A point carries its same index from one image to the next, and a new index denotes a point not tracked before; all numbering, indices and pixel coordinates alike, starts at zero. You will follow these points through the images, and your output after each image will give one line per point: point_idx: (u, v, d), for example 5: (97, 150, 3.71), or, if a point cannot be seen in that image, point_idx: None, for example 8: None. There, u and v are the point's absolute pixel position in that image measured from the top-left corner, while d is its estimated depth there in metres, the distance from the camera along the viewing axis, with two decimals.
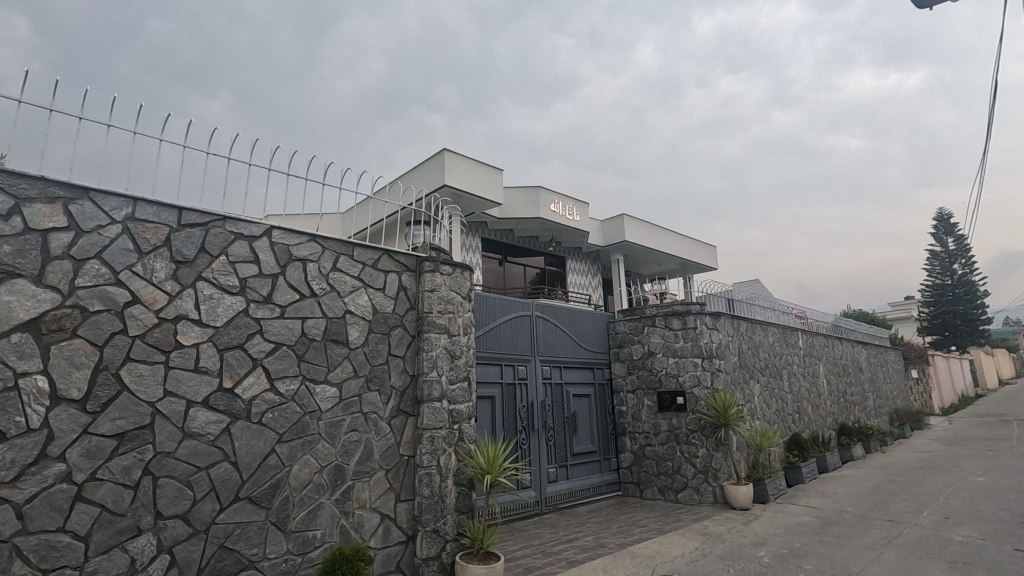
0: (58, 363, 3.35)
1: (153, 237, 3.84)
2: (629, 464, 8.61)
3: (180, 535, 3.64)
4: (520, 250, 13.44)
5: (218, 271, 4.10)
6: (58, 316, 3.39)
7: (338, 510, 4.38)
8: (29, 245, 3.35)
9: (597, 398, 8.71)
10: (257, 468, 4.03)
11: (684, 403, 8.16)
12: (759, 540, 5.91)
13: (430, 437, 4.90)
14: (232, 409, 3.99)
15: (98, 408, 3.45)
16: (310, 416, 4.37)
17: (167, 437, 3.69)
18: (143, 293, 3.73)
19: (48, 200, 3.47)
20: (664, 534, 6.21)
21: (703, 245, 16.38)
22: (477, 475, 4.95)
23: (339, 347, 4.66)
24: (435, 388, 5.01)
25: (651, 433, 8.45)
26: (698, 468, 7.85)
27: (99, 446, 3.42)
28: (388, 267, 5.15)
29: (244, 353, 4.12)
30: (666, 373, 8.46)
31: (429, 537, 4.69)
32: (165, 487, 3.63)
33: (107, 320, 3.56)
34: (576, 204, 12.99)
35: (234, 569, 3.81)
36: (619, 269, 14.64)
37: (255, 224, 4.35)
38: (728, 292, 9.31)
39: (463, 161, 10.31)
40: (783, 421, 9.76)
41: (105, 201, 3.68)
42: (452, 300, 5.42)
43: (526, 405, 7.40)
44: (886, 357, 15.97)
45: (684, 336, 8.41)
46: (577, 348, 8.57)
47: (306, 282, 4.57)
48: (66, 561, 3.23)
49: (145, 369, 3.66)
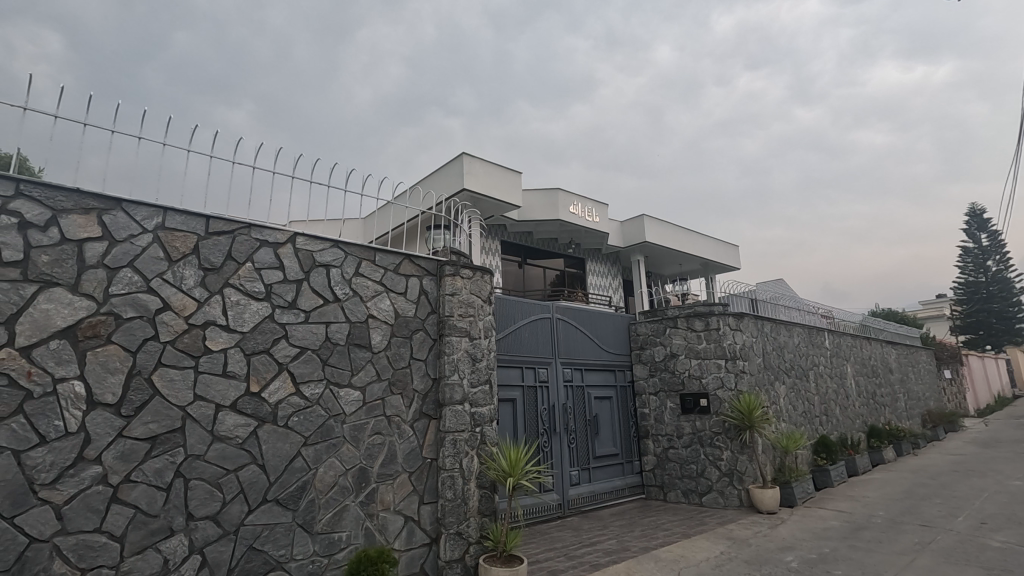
0: (94, 369, 3.46)
1: (182, 245, 3.95)
2: (652, 467, 8.54)
3: (210, 536, 3.72)
4: (540, 252, 13.44)
5: (244, 277, 4.19)
6: (93, 323, 3.50)
7: (362, 512, 4.43)
8: (66, 254, 3.48)
9: (619, 400, 8.66)
10: (284, 470, 4.11)
11: (707, 405, 8.06)
12: (786, 544, 5.80)
13: (452, 440, 4.93)
14: (259, 412, 4.07)
15: (132, 412, 3.55)
16: (334, 419, 4.43)
17: (197, 440, 3.78)
18: (174, 300, 3.84)
19: (83, 211, 3.59)
20: (688, 538, 6.15)
21: (725, 245, 16.16)
22: (500, 477, 4.95)
23: (362, 351, 4.72)
24: (456, 391, 5.05)
25: (674, 436, 8.36)
26: (722, 471, 7.75)
27: (133, 449, 3.52)
28: (409, 271, 5.20)
29: (270, 357, 4.21)
30: (689, 375, 8.37)
31: (452, 539, 4.72)
32: (196, 489, 3.72)
33: (139, 326, 3.67)
34: (596, 205, 12.94)
35: (263, 569, 3.89)
36: (640, 270, 14.54)
37: (279, 231, 4.44)
38: (751, 292, 9.20)
39: (481, 164, 10.36)
40: (810, 423, 9.58)
41: (136, 211, 3.79)
42: (473, 303, 5.45)
43: (547, 408, 7.39)
44: (918, 357, 15.57)
45: (707, 337, 8.32)
46: (598, 350, 8.53)
47: (330, 287, 4.64)
48: (102, 560, 3.33)
49: (175, 374, 3.76)
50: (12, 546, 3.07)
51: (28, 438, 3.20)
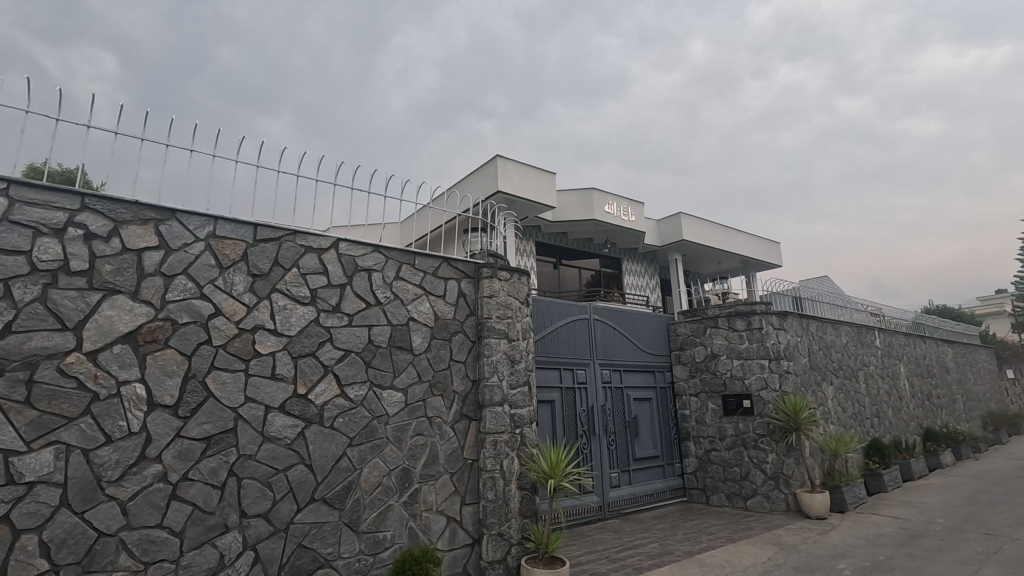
0: (153, 372, 3.64)
1: (232, 252, 4.10)
2: (694, 469, 8.37)
3: (262, 533, 3.86)
4: (575, 252, 13.38)
5: (290, 283, 4.33)
6: (152, 328, 3.68)
7: (407, 512, 4.51)
8: (127, 263, 3.67)
9: (658, 401, 8.54)
10: (330, 470, 4.22)
11: (750, 406, 7.87)
12: (838, 551, 5.59)
13: (493, 442, 4.96)
14: (306, 413, 4.19)
15: (188, 413, 3.71)
16: (378, 420, 4.53)
17: (249, 440, 3.92)
18: (225, 305, 3.99)
19: (141, 221, 3.77)
20: (734, 543, 6.00)
21: (766, 242, 15.73)
22: (541, 479, 4.95)
23: (404, 354, 4.80)
24: (496, 393, 5.08)
25: (716, 438, 8.18)
26: (768, 475, 7.53)
27: (189, 449, 3.68)
28: (448, 274, 5.26)
29: (316, 360, 4.33)
30: (731, 376, 8.19)
31: (494, 540, 4.75)
32: (249, 488, 3.86)
33: (194, 331, 3.83)
34: (631, 204, 12.80)
35: (311, 567, 3.99)
36: (678, 269, 14.31)
37: (323, 237, 4.56)
38: (795, 289, 9.05)
39: (515, 166, 10.40)
40: (861, 426, 9.21)
41: (189, 221, 3.96)
42: (511, 305, 5.47)
43: (586, 410, 7.35)
44: (977, 356, 14.78)
45: (749, 337, 8.11)
46: (636, 351, 8.43)
47: (372, 291, 4.75)
48: (164, 554, 3.49)
49: (228, 376, 3.91)
50: (82, 540, 3.26)
51: (94, 437, 3.39)
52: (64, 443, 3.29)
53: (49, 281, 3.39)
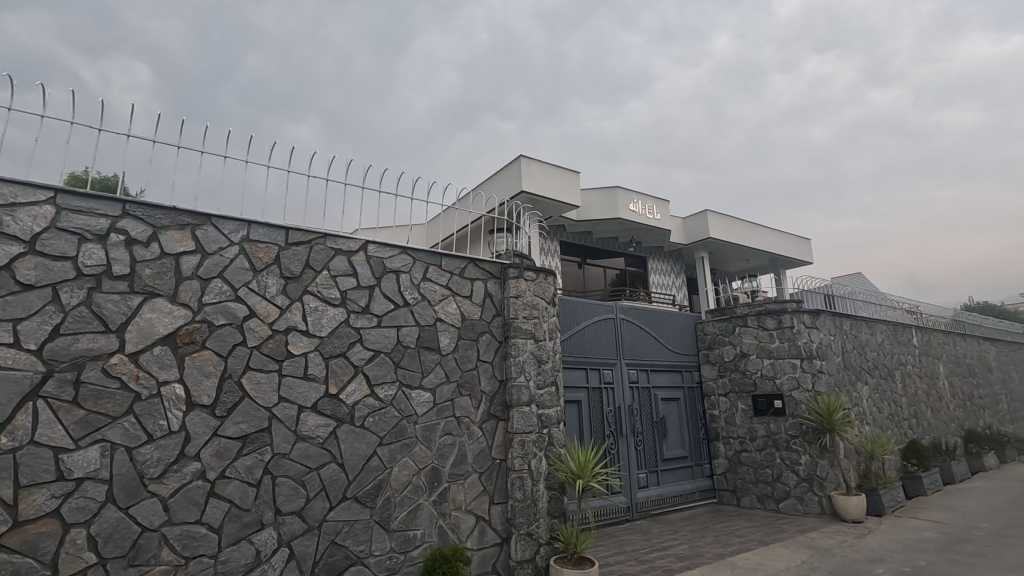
0: (192, 372, 3.75)
1: (265, 255, 4.20)
2: (724, 470, 8.24)
3: (297, 530, 3.94)
4: (600, 251, 13.31)
5: (321, 285, 4.41)
6: (190, 330, 3.79)
7: (436, 511, 4.55)
8: (166, 267, 3.78)
9: (686, 401, 8.44)
10: (361, 469, 4.28)
11: (782, 407, 7.71)
12: (875, 555, 5.45)
13: (521, 442, 4.97)
14: (338, 413, 4.27)
15: (225, 412, 3.82)
16: (407, 420, 4.58)
17: (283, 439, 4.00)
18: (258, 307, 4.09)
19: (178, 227, 3.89)
20: (766, 546, 5.90)
21: (796, 239, 15.39)
22: (569, 479, 4.94)
23: (432, 354, 4.85)
24: (523, 393, 5.09)
25: (746, 439, 8.04)
26: (801, 477, 7.37)
27: (226, 447, 3.77)
28: (475, 274, 5.29)
29: (346, 360, 4.40)
30: (761, 376, 8.04)
31: (523, 540, 4.75)
32: (283, 485, 3.94)
33: (229, 332, 3.94)
34: (657, 202, 12.67)
35: (344, 564, 4.06)
36: (704, 268, 14.11)
37: (352, 239, 4.64)
38: (826, 287, 8.85)
39: (539, 166, 10.38)
40: (898, 427, 8.95)
41: (224, 225, 4.07)
42: (538, 305, 5.47)
43: (613, 410, 7.30)
44: (1021, 355, 14.21)
45: (780, 336, 7.95)
46: (664, 351, 8.34)
47: (400, 292, 4.80)
48: (203, 549, 3.59)
49: (262, 376, 4.01)
50: (127, 534, 3.38)
51: (137, 435, 3.51)
52: (109, 442, 3.42)
53: (93, 285, 3.53)
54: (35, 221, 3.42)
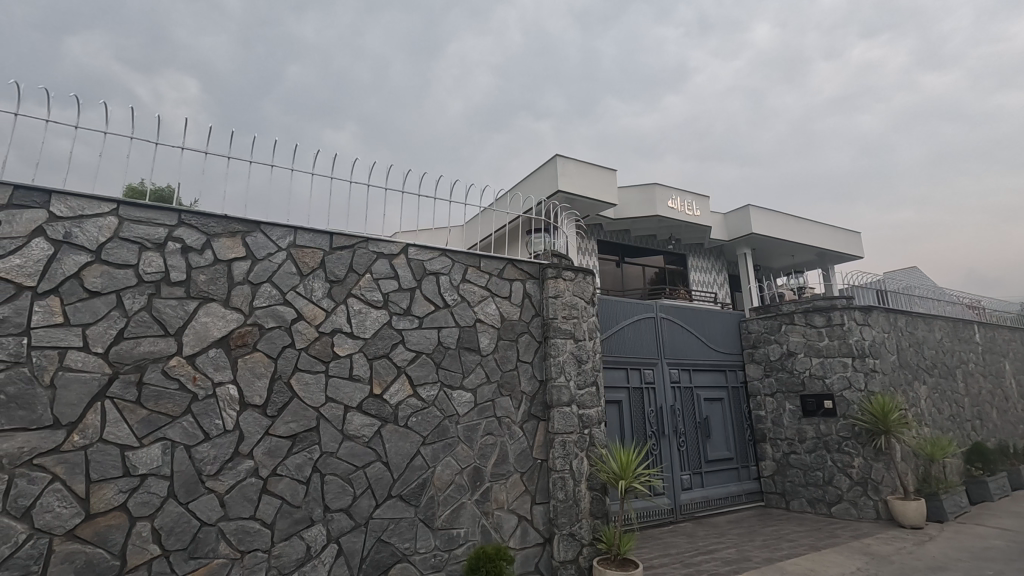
0: (244, 374, 3.91)
1: (311, 260, 4.34)
2: (771, 473, 8.00)
3: (345, 527, 4.05)
4: (638, 250, 13.14)
5: (364, 288, 4.52)
6: (242, 332, 3.95)
7: (479, 510, 4.59)
8: (219, 273, 3.95)
9: (731, 401, 8.24)
10: (405, 468, 4.36)
11: (833, 407, 7.44)
12: (936, 564, 5.18)
13: (562, 442, 4.97)
14: (382, 413, 4.36)
15: (276, 412, 3.96)
16: (449, 419, 4.64)
17: (330, 438, 4.12)
18: (305, 310, 4.22)
19: (230, 234, 4.06)
20: (818, 551, 5.70)
21: (845, 233, 14.80)
22: (611, 480, 4.89)
23: (472, 354, 4.90)
24: (564, 393, 5.08)
25: (794, 440, 7.78)
26: (854, 480, 7.08)
27: (277, 446, 3.91)
28: (513, 275, 5.32)
29: (389, 361, 4.49)
30: (810, 375, 7.77)
31: (566, 540, 4.74)
32: (331, 483, 4.06)
33: (279, 335, 4.08)
34: (697, 198, 12.41)
35: (390, 561, 4.15)
36: (747, 264, 13.74)
37: (393, 243, 4.73)
38: (878, 283, 8.49)
39: (575, 165, 10.34)
40: (960, 429, 8.49)
41: (272, 232, 4.23)
42: (577, 305, 5.45)
43: (654, 410, 7.20)
44: None
45: (829, 334, 7.67)
46: (706, 350, 8.17)
47: (440, 294, 4.87)
48: (258, 544, 3.73)
49: (310, 377, 4.13)
50: (187, 528, 3.55)
51: (195, 434, 3.68)
52: (170, 440, 3.60)
53: (153, 291, 3.72)
54: (101, 232, 3.64)
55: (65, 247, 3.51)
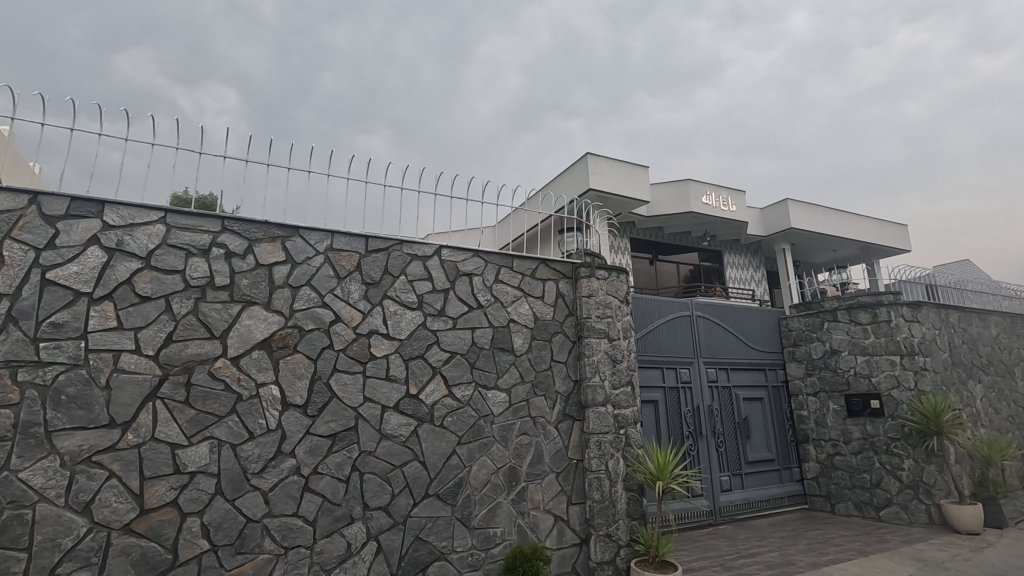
0: (286, 375, 4.02)
1: (347, 263, 4.43)
2: (815, 475, 7.76)
3: (383, 525, 4.12)
4: (672, 247, 12.93)
5: (399, 290, 4.59)
6: (283, 334, 4.06)
7: (515, 510, 4.61)
8: (261, 277, 4.08)
9: (771, 401, 8.03)
10: (442, 467, 4.41)
11: (880, 407, 7.16)
12: (995, 572, 4.94)
13: (598, 442, 4.93)
14: (418, 412, 4.42)
15: (316, 412, 4.06)
16: (484, 419, 4.66)
17: (369, 437, 4.20)
18: (343, 312, 4.32)
19: (270, 239, 4.18)
20: (866, 556, 5.50)
21: (890, 226, 14.22)
22: (648, 480, 4.83)
23: (506, 355, 4.91)
24: (599, 393, 5.04)
25: (839, 441, 7.52)
26: (904, 483, 6.80)
27: (318, 445, 4.01)
28: (546, 275, 5.31)
29: (425, 361, 4.55)
30: (855, 374, 7.50)
31: (603, 541, 4.70)
32: (370, 481, 4.14)
33: (318, 336, 4.18)
34: (732, 193, 12.14)
35: (428, 559, 4.20)
36: (786, 260, 13.36)
37: (427, 245, 4.79)
38: (928, 277, 8.14)
39: (607, 163, 10.25)
40: (1019, 430, 8.05)
41: (311, 236, 4.33)
42: (611, 304, 5.40)
43: (691, 410, 7.07)
44: None
45: (876, 331, 7.38)
46: (745, 349, 7.98)
47: (473, 295, 4.90)
48: (300, 540, 3.83)
49: (348, 378, 4.22)
50: (234, 524, 3.67)
51: (240, 433, 3.81)
52: (216, 439, 3.73)
53: (199, 296, 3.86)
54: (150, 239, 3.81)
55: (118, 254, 3.69)
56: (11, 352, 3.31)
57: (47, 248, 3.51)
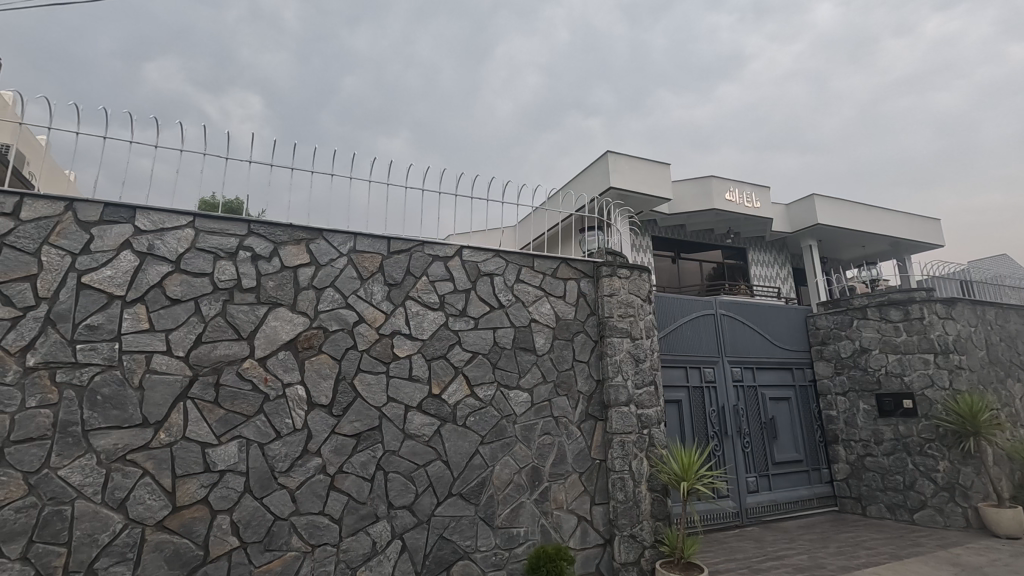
0: (311, 375, 4.08)
1: (370, 264, 4.48)
2: (845, 476, 7.58)
3: (408, 523, 4.15)
4: (695, 245, 12.77)
5: (421, 290, 4.62)
6: (308, 335, 4.13)
7: (538, 509, 4.60)
8: (286, 279, 4.15)
9: (798, 401, 7.87)
10: (465, 467, 4.43)
11: (912, 407, 6.97)
12: None
13: (621, 442, 4.89)
14: (441, 412, 4.44)
15: (341, 412, 4.11)
16: (506, 419, 4.67)
17: (392, 437, 4.24)
18: (366, 313, 4.37)
19: (295, 242, 4.25)
20: (899, 560, 5.36)
21: (922, 220, 13.81)
22: (672, 481, 4.77)
23: (528, 354, 4.91)
24: (621, 392, 5.00)
25: (870, 442, 7.33)
26: (939, 485, 6.59)
27: (343, 444, 4.07)
28: (567, 274, 5.29)
29: (447, 361, 4.57)
30: (886, 373, 7.31)
31: (627, 542, 4.66)
32: (394, 480, 4.18)
33: (342, 337, 4.24)
34: (756, 190, 11.93)
35: (452, 558, 4.22)
36: (813, 257, 13.08)
37: (448, 246, 4.81)
38: (962, 273, 7.89)
39: (627, 161, 10.17)
40: None
41: (334, 238, 4.39)
42: (633, 303, 5.36)
43: (716, 410, 6.97)
44: None
45: (908, 328, 7.18)
46: (771, 347, 7.83)
47: (494, 295, 4.91)
48: (327, 538, 3.89)
49: (372, 378, 4.27)
50: (263, 522, 3.74)
51: (267, 433, 3.88)
52: (245, 438, 3.81)
53: (227, 298, 3.95)
54: (179, 243, 3.90)
55: (149, 258, 3.79)
56: (50, 354, 3.43)
57: (82, 253, 3.63)
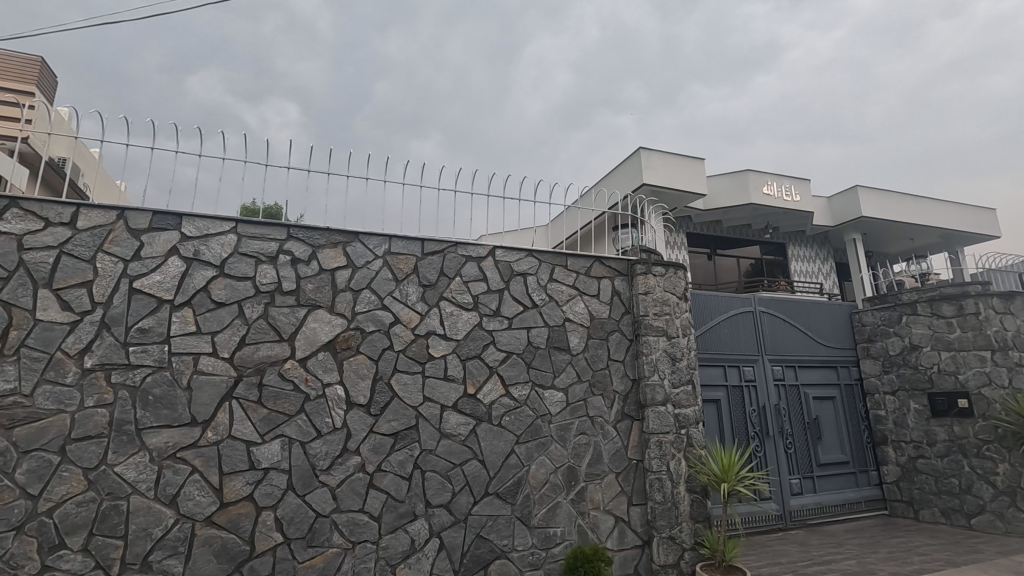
0: (350, 375, 4.17)
1: (405, 266, 4.54)
2: (896, 478, 7.28)
3: (445, 522, 4.19)
4: (731, 241, 12.47)
5: (455, 291, 4.66)
6: (346, 336, 4.22)
7: (575, 509, 4.58)
8: (324, 281, 4.25)
9: (844, 400, 7.60)
10: (501, 466, 4.44)
11: (968, 407, 6.63)
12: None
13: (658, 442, 4.81)
14: (476, 412, 4.47)
15: (378, 411, 4.18)
16: (541, 419, 4.66)
17: (429, 436, 4.29)
18: (402, 314, 4.43)
19: (332, 244, 4.35)
20: (956, 567, 5.11)
21: (976, 210, 13.14)
22: (712, 482, 4.67)
23: (562, 354, 4.89)
24: (658, 392, 4.92)
25: (922, 443, 7.02)
26: (999, 489, 6.26)
27: (381, 443, 4.13)
28: (601, 273, 5.24)
29: (481, 361, 4.59)
30: (939, 371, 6.97)
31: (665, 543, 4.59)
32: (431, 479, 4.22)
33: (379, 337, 4.31)
34: (796, 183, 11.57)
35: (489, 557, 4.24)
36: (857, 251, 12.61)
37: (481, 246, 4.83)
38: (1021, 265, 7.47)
39: (660, 156, 10.02)
40: None
41: (369, 241, 4.47)
42: (668, 301, 5.27)
43: (756, 410, 6.80)
44: None
45: (962, 324, 6.85)
46: (813, 345, 7.59)
47: (528, 294, 4.91)
48: (367, 535, 3.96)
49: (408, 378, 4.33)
50: (305, 519, 3.84)
51: (308, 432, 3.98)
52: (288, 437, 3.92)
53: (268, 301, 4.07)
54: (223, 248, 4.04)
55: (195, 263, 3.94)
56: (105, 356, 3.60)
57: (134, 259, 3.79)
